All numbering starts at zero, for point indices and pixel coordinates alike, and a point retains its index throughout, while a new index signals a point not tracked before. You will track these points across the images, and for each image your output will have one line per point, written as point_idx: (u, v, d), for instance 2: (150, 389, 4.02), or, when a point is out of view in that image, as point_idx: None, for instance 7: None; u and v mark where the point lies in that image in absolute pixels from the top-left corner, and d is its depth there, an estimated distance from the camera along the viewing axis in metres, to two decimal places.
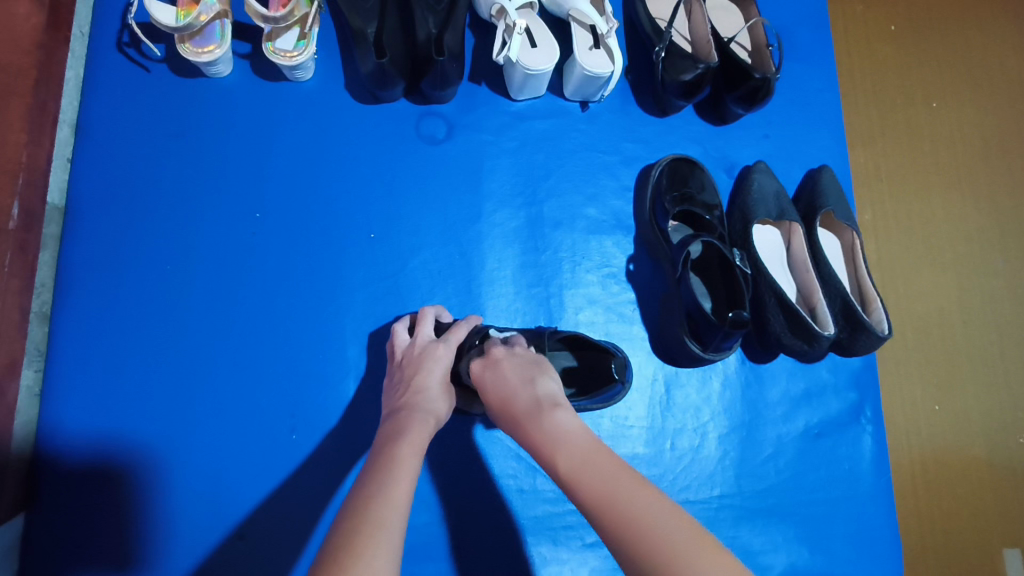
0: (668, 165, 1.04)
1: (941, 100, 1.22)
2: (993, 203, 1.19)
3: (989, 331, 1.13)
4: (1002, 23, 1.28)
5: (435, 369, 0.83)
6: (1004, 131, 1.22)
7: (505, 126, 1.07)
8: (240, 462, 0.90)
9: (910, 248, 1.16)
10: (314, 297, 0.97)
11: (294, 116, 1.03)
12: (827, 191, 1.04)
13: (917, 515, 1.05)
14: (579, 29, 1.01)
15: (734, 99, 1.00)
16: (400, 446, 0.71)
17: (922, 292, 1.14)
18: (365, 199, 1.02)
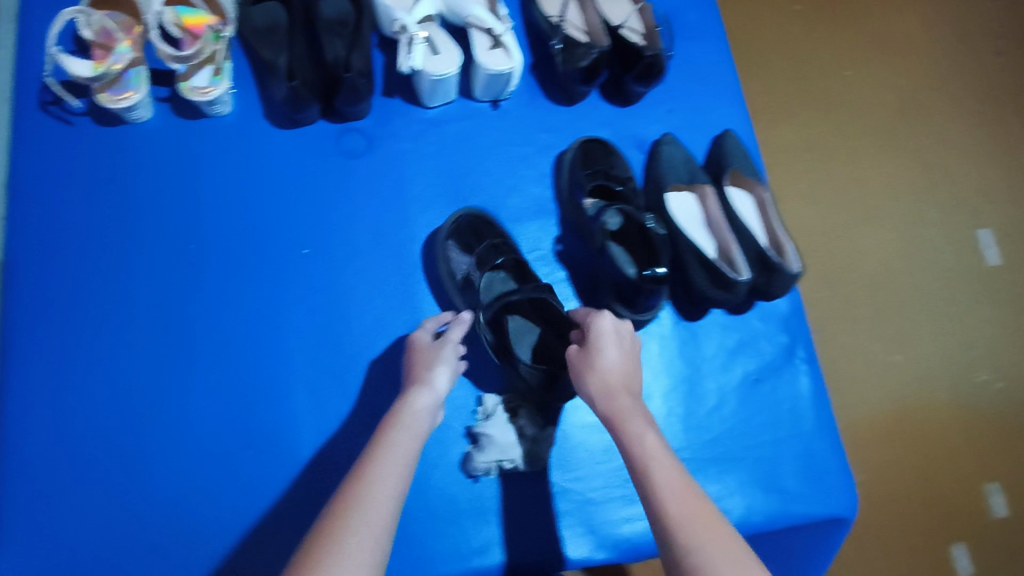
0: (581, 147, 1.11)
1: (824, 148, 1.79)
2: (907, 211, 1.76)
3: (917, 295, 1.68)
4: (861, 83, 1.86)
5: (438, 356, 0.91)
6: (901, 152, 1.81)
7: (421, 132, 1.13)
8: (201, 480, 0.96)
9: (865, 254, 1.70)
10: (261, 318, 1.03)
11: (220, 150, 1.08)
12: (731, 153, 1.14)
13: (902, 458, 1.55)
14: (477, 33, 1.08)
15: (633, 80, 1.12)
16: (398, 429, 0.82)
17: (869, 283, 1.67)
18: (298, 219, 1.08)
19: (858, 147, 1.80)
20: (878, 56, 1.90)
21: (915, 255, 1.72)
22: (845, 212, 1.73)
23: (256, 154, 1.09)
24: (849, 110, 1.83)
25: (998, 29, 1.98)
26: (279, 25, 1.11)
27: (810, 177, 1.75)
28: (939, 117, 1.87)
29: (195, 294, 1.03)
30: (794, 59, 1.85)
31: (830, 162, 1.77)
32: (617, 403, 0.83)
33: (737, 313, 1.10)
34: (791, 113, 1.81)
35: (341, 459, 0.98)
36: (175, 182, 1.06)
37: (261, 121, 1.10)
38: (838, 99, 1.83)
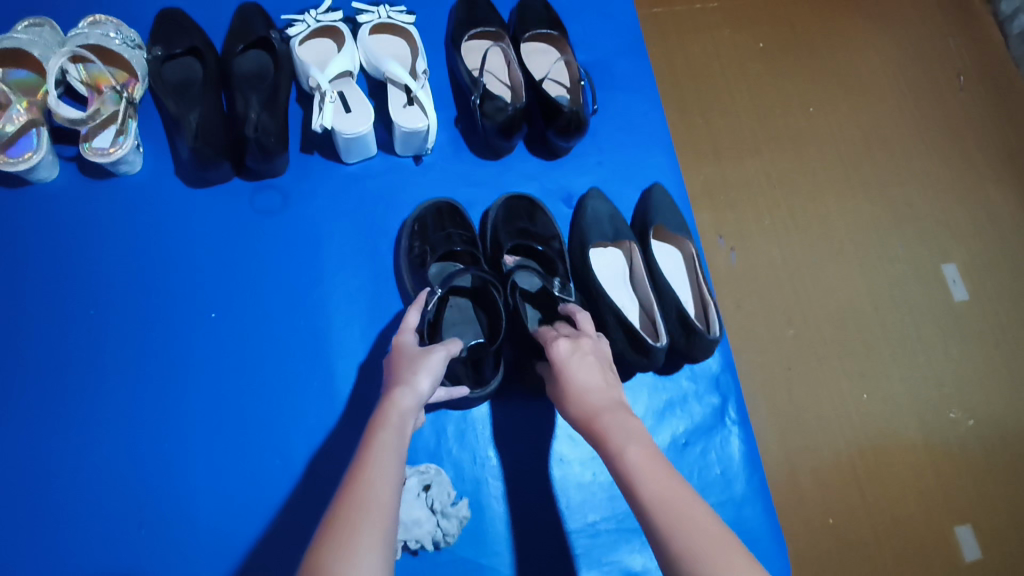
0: (504, 206, 1.08)
1: (780, 186, 1.78)
2: (865, 248, 1.74)
3: (876, 333, 1.65)
4: (813, 123, 1.87)
5: (430, 355, 0.79)
6: (857, 190, 1.81)
7: (339, 188, 1.10)
8: (90, 562, 0.91)
9: (824, 292, 1.67)
10: (164, 387, 0.99)
11: (126, 210, 1.05)
12: (657, 207, 1.12)
13: (867, 502, 1.49)
14: (394, 88, 1.07)
15: (555, 134, 1.10)
16: (380, 440, 0.70)
17: (827, 323, 1.64)
18: (206, 281, 1.04)
19: (813, 185, 1.80)
20: (833, 95, 1.91)
21: (876, 292, 1.69)
22: (804, 250, 1.71)
23: (165, 213, 1.05)
24: (807, 149, 1.83)
25: (956, 64, 2.00)
26: (193, 82, 1.09)
27: (766, 216, 1.74)
28: (894, 153, 1.87)
29: (94, 363, 0.99)
30: (755, 96, 1.88)
31: (786, 200, 1.76)
32: (604, 420, 0.75)
33: (666, 374, 1.06)
34: (748, 152, 1.81)
35: (240, 537, 0.94)
36: (78, 245, 1.03)
37: (172, 179, 1.07)
38: (792, 138, 1.85)
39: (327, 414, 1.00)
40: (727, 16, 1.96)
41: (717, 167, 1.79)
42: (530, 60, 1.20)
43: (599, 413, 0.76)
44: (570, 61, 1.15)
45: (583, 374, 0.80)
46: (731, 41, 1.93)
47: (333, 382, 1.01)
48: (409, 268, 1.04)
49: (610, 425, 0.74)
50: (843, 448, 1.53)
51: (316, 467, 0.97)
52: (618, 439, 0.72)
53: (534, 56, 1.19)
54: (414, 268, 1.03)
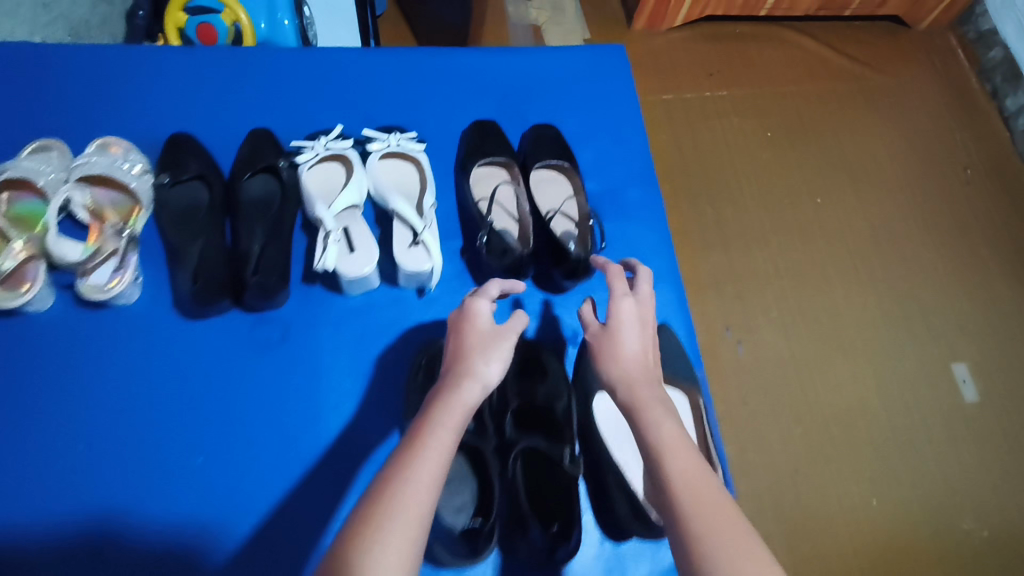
0: (512, 353, 1.04)
1: (777, 310, 1.94)
2: (858, 365, 1.89)
3: (870, 445, 1.79)
4: (807, 243, 2.07)
5: (502, 340, 0.79)
6: (848, 309, 1.97)
7: (338, 322, 1.08)
8: None
9: (816, 406, 1.82)
10: (138, 533, 0.92)
11: (119, 342, 1.02)
12: (665, 353, 1.10)
13: None
14: (399, 227, 1.05)
15: (560, 275, 1.09)
16: (440, 422, 0.69)
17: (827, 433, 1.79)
18: (196, 419, 1.00)
19: (799, 305, 1.96)
20: (827, 201, 2.15)
21: (867, 404, 1.84)
22: (801, 367, 1.87)
23: (158, 345, 1.03)
24: (803, 268, 2.02)
25: (927, 187, 2.20)
26: (198, 209, 1.08)
27: (763, 322, 1.92)
28: (884, 272, 2.04)
29: (68, 507, 0.92)
30: (743, 211, 2.10)
31: (788, 312, 1.95)
32: (641, 396, 0.78)
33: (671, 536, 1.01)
34: (748, 253, 2.03)
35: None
36: (67, 379, 0.99)
37: (168, 309, 1.04)
38: (785, 251, 2.05)
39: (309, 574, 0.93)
40: (736, 104, 2.29)
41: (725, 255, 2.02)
42: (539, 189, 1.19)
43: (636, 383, 0.81)
44: (580, 196, 1.14)
45: (630, 340, 0.86)
46: (739, 127, 2.25)
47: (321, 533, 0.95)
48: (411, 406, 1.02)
49: (646, 396, 0.78)
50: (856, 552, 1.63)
51: None
52: (654, 413, 0.75)
53: (544, 185, 1.19)
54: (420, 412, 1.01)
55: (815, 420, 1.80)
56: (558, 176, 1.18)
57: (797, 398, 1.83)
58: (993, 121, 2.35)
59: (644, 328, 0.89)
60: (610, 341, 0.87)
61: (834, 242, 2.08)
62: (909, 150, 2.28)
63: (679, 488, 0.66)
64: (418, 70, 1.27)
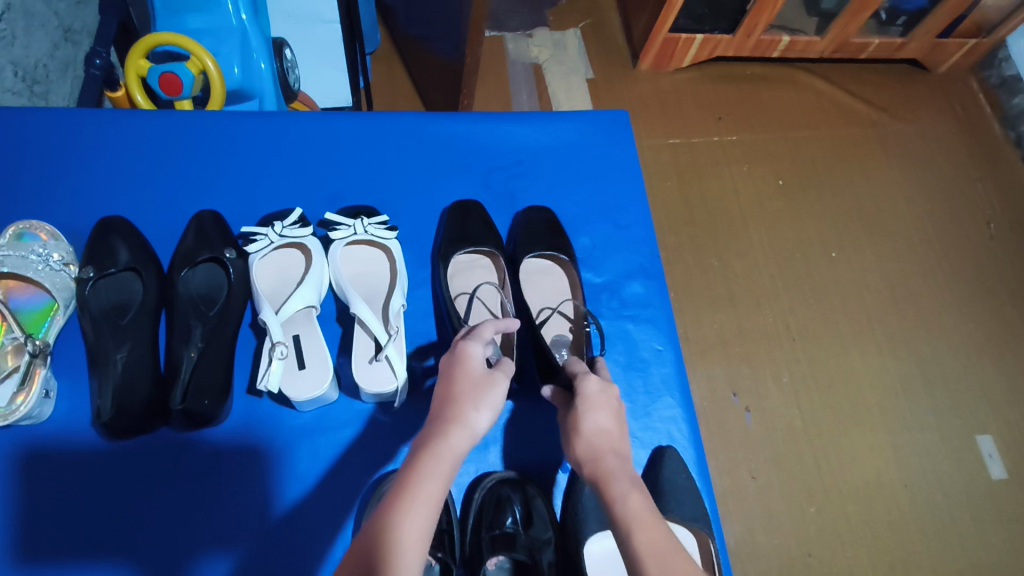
0: (492, 487, 0.90)
1: (789, 375, 1.78)
2: (879, 441, 1.72)
3: (895, 531, 1.62)
4: (823, 303, 1.91)
5: (494, 385, 0.72)
6: (868, 378, 1.81)
7: (287, 445, 0.92)
8: None
9: (835, 486, 1.66)
10: None
11: (26, 470, 0.86)
12: (668, 489, 0.95)
13: None
14: (360, 336, 0.89)
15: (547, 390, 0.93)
16: (424, 477, 0.64)
17: (846, 519, 1.62)
18: (110, 570, 0.83)
19: (816, 372, 1.80)
20: (844, 256, 2.00)
21: (887, 483, 1.67)
22: (815, 444, 1.70)
23: (72, 475, 0.87)
24: (819, 333, 1.86)
25: (951, 243, 2.06)
26: (130, 306, 0.94)
27: (778, 395, 1.75)
28: (906, 337, 1.88)
29: None
30: (755, 266, 1.95)
31: (803, 382, 1.78)
32: (603, 467, 0.71)
33: None
34: (760, 311, 1.87)
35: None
36: None
37: (88, 429, 0.89)
38: (798, 311, 1.89)
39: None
40: (745, 150, 2.15)
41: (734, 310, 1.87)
42: (528, 281, 1.05)
43: (602, 456, 0.72)
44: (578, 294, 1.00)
45: (597, 419, 0.76)
46: (749, 175, 2.11)
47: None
48: None
49: (613, 467, 0.71)
50: None
51: None
52: (619, 486, 0.68)
53: (534, 275, 1.05)
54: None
55: (836, 503, 1.64)
56: (548, 265, 1.06)
57: (811, 478, 1.66)
58: (1019, 172, 2.21)
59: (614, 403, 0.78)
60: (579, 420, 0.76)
61: (853, 304, 1.92)
62: (932, 203, 2.13)
63: (645, 557, 0.62)
64: (393, 139, 1.13)
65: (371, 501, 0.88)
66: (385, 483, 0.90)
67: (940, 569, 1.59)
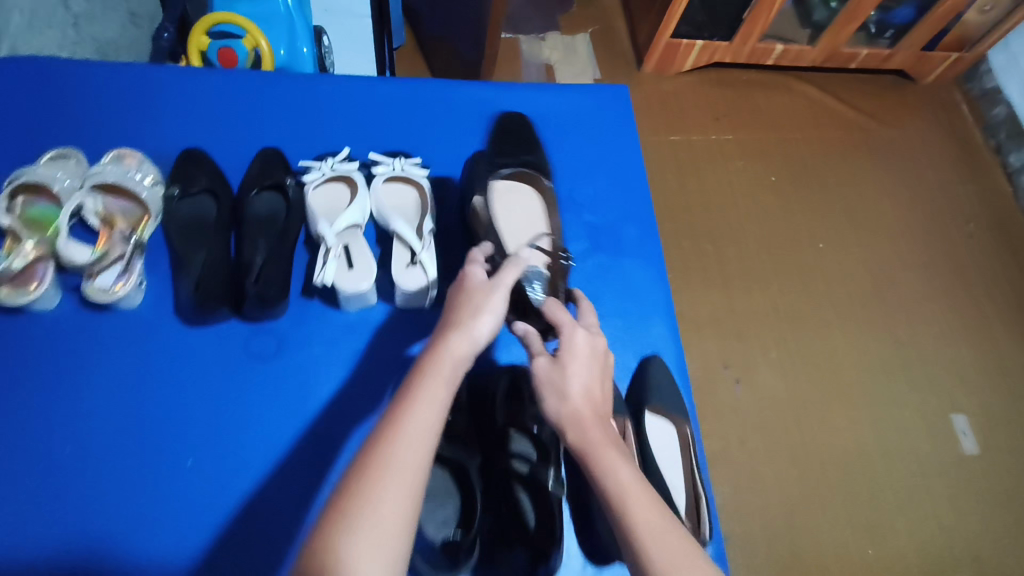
0: (509, 374, 1.05)
1: (775, 350, 1.95)
2: (857, 414, 1.88)
3: (867, 495, 1.77)
4: (807, 288, 2.08)
5: (493, 299, 0.81)
6: (848, 357, 1.97)
7: (334, 338, 1.10)
8: None
9: (814, 451, 1.81)
10: (131, 530, 0.95)
11: (122, 345, 1.05)
12: (654, 386, 1.10)
13: None
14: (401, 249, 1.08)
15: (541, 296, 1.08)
16: (433, 375, 0.71)
17: (822, 482, 1.77)
18: (189, 427, 1.02)
19: (800, 349, 1.96)
20: (828, 247, 2.18)
21: (863, 452, 1.83)
22: (798, 412, 1.86)
23: (158, 352, 1.05)
24: (804, 315, 2.03)
25: (930, 240, 2.23)
26: (205, 221, 1.12)
27: (763, 366, 1.92)
28: (885, 323, 2.04)
29: (85, 461, 0.98)
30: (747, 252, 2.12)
31: (788, 357, 1.94)
32: (585, 434, 0.75)
33: None
34: (749, 292, 2.04)
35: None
36: (68, 377, 1.02)
37: (172, 316, 1.07)
38: (784, 293, 2.06)
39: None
40: (741, 149, 2.34)
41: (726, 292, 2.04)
42: (507, 205, 1.18)
43: (586, 417, 0.77)
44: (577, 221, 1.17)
45: (577, 374, 0.81)
46: (744, 170, 2.30)
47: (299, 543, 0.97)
48: None
49: (599, 436, 0.76)
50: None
51: None
52: (607, 455, 0.73)
53: (512, 200, 1.18)
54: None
55: (815, 466, 1.79)
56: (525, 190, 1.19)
57: (793, 442, 1.81)
58: (996, 179, 2.38)
59: (588, 364, 0.81)
60: (553, 380, 0.80)
61: (835, 289, 2.09)
62: (913, 202, 2.30)
63: (639, 530, 0.65)
64: (428, 99, 1.32)
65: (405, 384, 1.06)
66: None
67: (909, 531, 1.74)
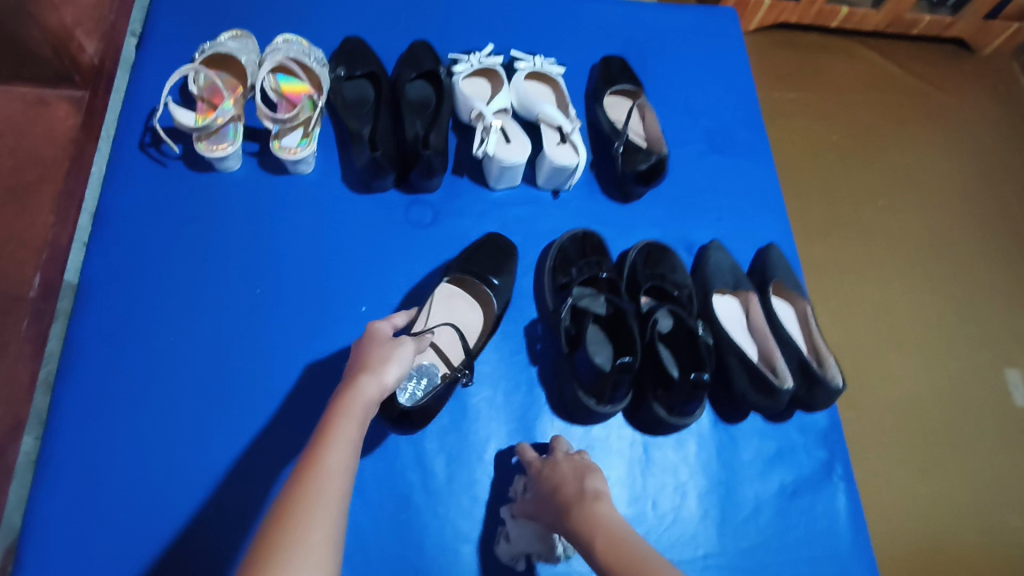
0: (644, 248, 1.14)
1: (880, 265, 1.74)
2: (968, 341, 1.68)
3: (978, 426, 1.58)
4: (920, 207, 1.85)
5: (399, 347, 0.80)
6: (958, 281, 1.76)
7: (484, 211, 1.19)
8: (218, 516, 0.94)
9: (924, 376, 1.62)
10: (313, 364, 1.04)
11: (296, 204, 1.14)
12: (777, 266, 1.18)
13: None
14: (449, 347, 1.02)
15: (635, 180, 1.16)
16: (337, 433, 0.70)
17: (932, 408, 1.59)
18: (358, 279, 1.11)
19: (908, 270, 1.75)
20: (940, 163, 1.94)
21: (973, 377, 1.63)
22: (901, 340, 1.65)
23: (328, 212, 1.14)
24: (910, 236, 1.79)
25: None
26: (367, 101, 1.20)
27: (865, 288, 1.70)
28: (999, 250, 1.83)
29: (269, 302, 1.07)
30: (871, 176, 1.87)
31: (896, 280, 1.73)
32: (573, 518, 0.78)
33: (776, 421, 1.11)
34: (854, 215, 1.80)
35: (356, 544, 0.94)
36: (250, 228, 1.11)
37: (339, 183, 1.16)
38: (894, 213, 1.82)
39: (444, 431, 1.03)
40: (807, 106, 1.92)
41: (823, 233, 1.76)
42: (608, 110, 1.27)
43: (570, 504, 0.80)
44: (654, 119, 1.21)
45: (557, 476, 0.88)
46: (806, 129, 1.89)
47: None
48: (552, 287, 1.10)
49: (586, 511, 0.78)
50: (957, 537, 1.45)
51: (445, 460, 1.01)
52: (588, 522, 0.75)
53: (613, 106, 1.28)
54: (557, 288, 1.09)
55: (923, 394, 1.60)
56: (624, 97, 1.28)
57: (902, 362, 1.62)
58: None
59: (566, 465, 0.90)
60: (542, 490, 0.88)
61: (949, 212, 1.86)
62: None
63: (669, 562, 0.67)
64: (560, 8, 1.40)
65: (548, 256, 1.14)
66: (556, 243, 1.15)
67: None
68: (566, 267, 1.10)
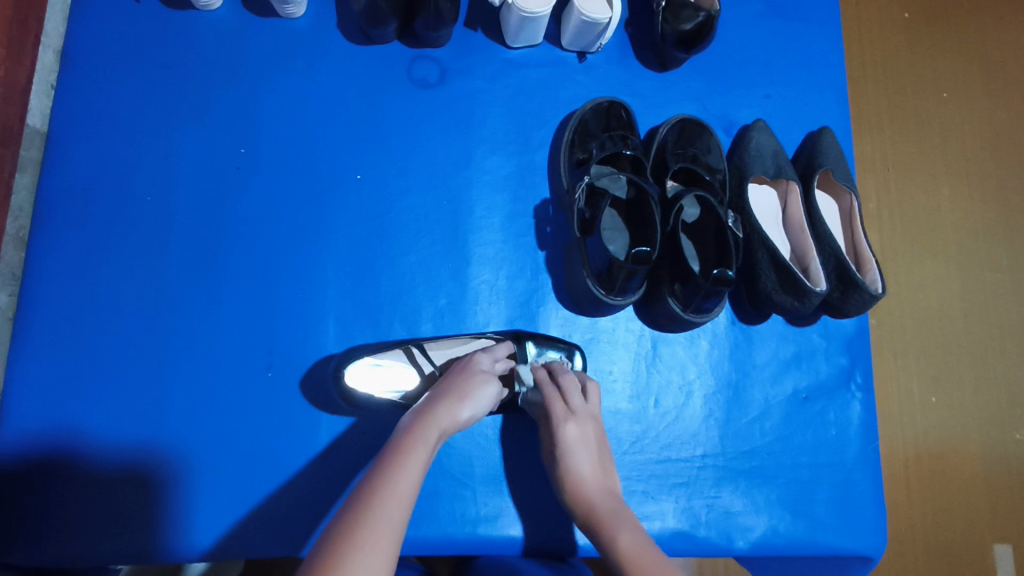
0: (676, 124, 1.01)
1: (960, 141, 1.43)
2: None
3: None
4: None
5: (485, 387, 0.79)
6: None
7: (499, 72, 1.04)
8: (198, 383, 0.90)
9: (993, 277, 1.36)
10: (300, 232, 0.96)
11: (284, 51, 1.00)
12: (826, 152, 1.04)
13: (1001, 515, 1.25)
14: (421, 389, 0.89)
15: (674, 42, 1.01)
16: (414, 444, 0.68)
17: (997, 313, 1.35)
18: (353, 141, 1.00)
19: (993, 150, 1.44)
20: None
21: None
22: (970, 231, 1.39)
23: (321, 64, 1.01)
24: (1005, 110, 1.47)
25: None
26: None
27: (940, 170, 1.41)
28: None
29: (254, 164, 0.97)
30: (975, 36, 1.50)
31: (979, 163, 1.43)
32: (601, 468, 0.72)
33: (798, 325, 1.03)
34: (936, 87, 1.45)
35: (343, 418, 0.90)
36: (233, 78, 0.99)
37: (335, 33, 1.02)
38: (990, 79, 1.48)
39: (441, 313, 0.96)
40: None
41: (893, 102, 1.43)
42: None
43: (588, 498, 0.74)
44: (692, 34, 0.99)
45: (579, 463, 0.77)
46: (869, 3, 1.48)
47: (332, 301, 0.95)
48: (568, 165, 0.99)
49: None
50: (995, 454, 1.27)
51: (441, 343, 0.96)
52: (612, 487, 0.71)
53: None
54: (573, 165, 0.98)
55: (984, 297, 1.35)
56: None
57: (965, 258, 1.37)
58: None
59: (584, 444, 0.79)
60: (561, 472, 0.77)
61: None
62: None
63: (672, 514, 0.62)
64: None
65: (566, 129, 1.01)
66: (577, 114, 1.02)
67: None
68: (586, 141, 0.99)
